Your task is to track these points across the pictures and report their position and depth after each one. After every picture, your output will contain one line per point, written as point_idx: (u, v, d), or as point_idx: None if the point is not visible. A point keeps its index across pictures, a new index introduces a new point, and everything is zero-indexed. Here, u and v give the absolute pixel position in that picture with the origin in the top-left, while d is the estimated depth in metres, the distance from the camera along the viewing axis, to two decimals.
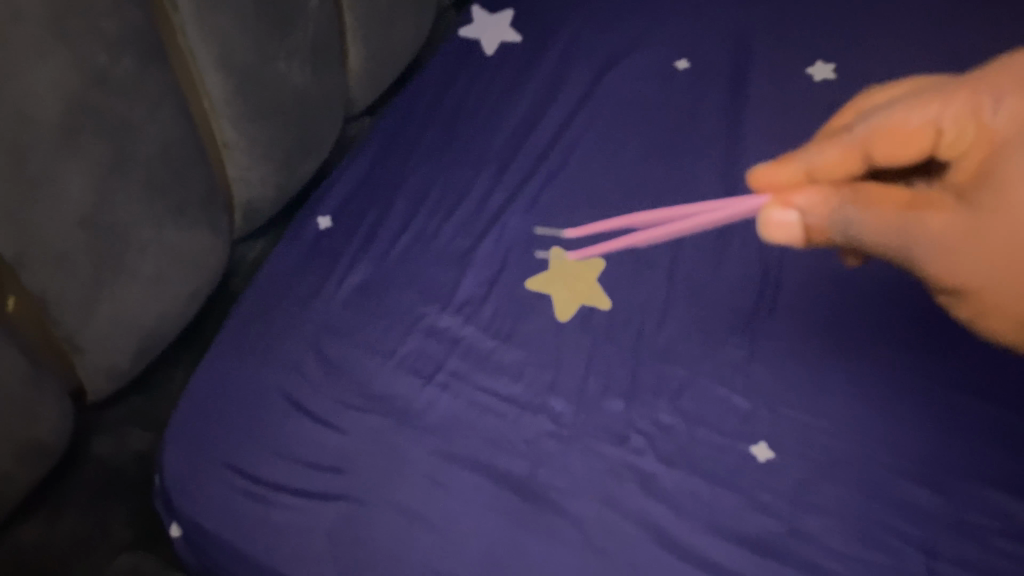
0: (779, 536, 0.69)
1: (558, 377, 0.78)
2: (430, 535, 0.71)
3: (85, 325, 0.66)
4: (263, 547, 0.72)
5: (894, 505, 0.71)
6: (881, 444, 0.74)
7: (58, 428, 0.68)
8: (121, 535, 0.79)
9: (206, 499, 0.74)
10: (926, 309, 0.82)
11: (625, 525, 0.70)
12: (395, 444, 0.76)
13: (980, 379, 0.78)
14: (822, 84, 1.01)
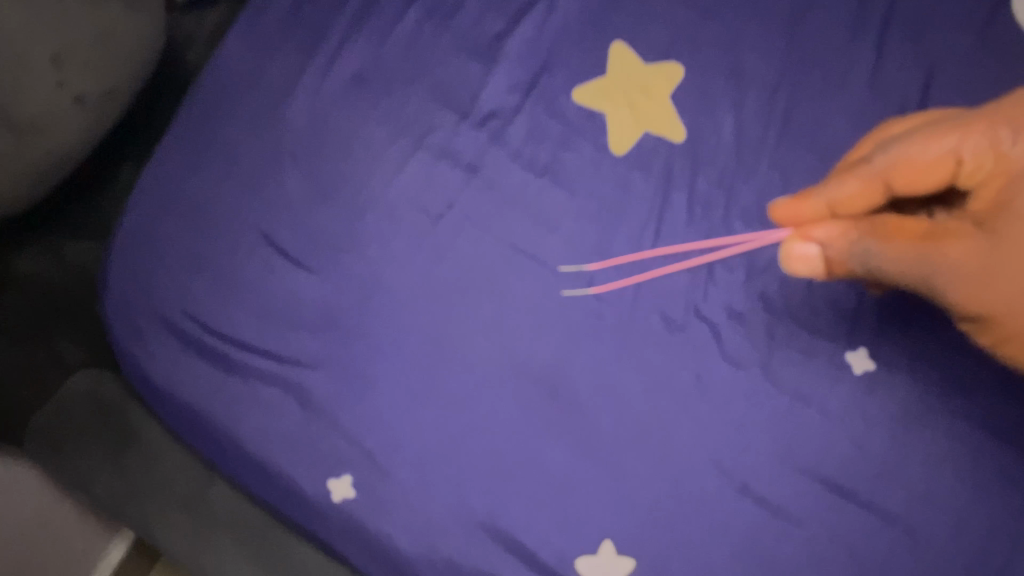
0: (867, 480, 0.61)
1: (605, 238, 0.70)
2: (439, 430, 0.64)
3: None
4: (227, 414, 0.66)
5: (985, 456, 0.61)
6: (991, 373, 0.63)
7: None
8: (74, 355, 0.78)
9: (164, 353, 0.69)
10: None
11: (660, 413, 0.63)
12: (392, 301, 0.67)
13: None
14: None
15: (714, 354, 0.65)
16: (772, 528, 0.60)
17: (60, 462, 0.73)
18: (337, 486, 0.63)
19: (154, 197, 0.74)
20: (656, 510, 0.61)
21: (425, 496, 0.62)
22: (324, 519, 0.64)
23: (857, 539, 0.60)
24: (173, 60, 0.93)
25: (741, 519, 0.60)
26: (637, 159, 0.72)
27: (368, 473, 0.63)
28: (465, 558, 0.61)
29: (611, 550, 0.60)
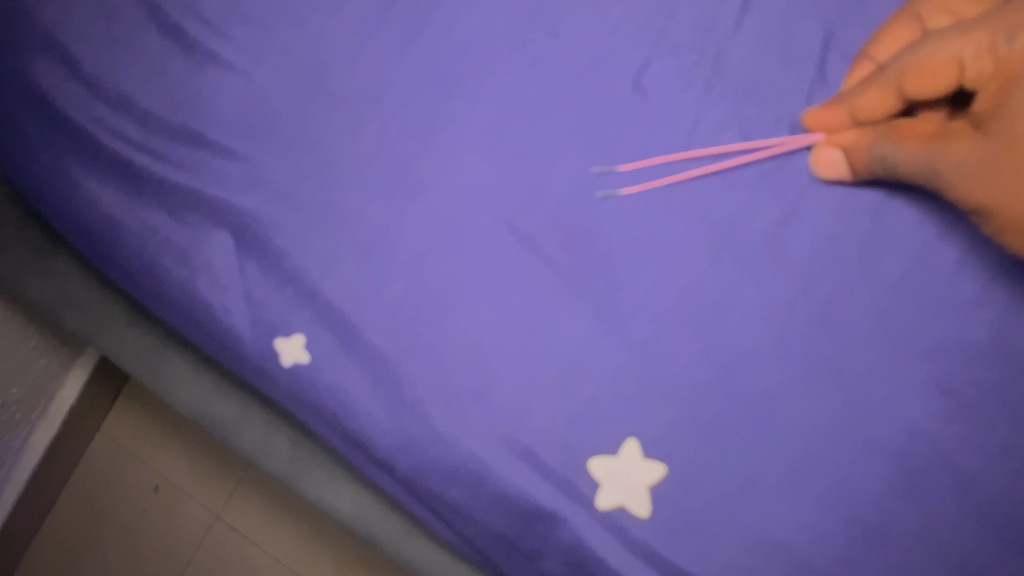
0: (1000, 378, 0.44)
1: (668, 11, 0.51)
2: (417, 278, 0.46)
3: None
4: (139, 243, 0.49)
5: None
6: None
7: None
8: None
9: (51, 160, 0.51)
10: None
11: (726, 279, 0.46)
12: (366, 100, 0.49)
13: None
14: None
15: (811, 196, 0.47)
16: (865, 437, 0.44)
17: None
18: (286, 349, 0.47)
19: None
20: (709, 404, 0.44)
21: (394, 368, 0.46)
22: (270, 385, 0.49)
23: (983, 459, 0.43)
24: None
25: (821, 421, 0.44)
26: None
27: (320, 329, 0.47)
28: (442, 449, 0.45)
29: (636, 452, 0.44)
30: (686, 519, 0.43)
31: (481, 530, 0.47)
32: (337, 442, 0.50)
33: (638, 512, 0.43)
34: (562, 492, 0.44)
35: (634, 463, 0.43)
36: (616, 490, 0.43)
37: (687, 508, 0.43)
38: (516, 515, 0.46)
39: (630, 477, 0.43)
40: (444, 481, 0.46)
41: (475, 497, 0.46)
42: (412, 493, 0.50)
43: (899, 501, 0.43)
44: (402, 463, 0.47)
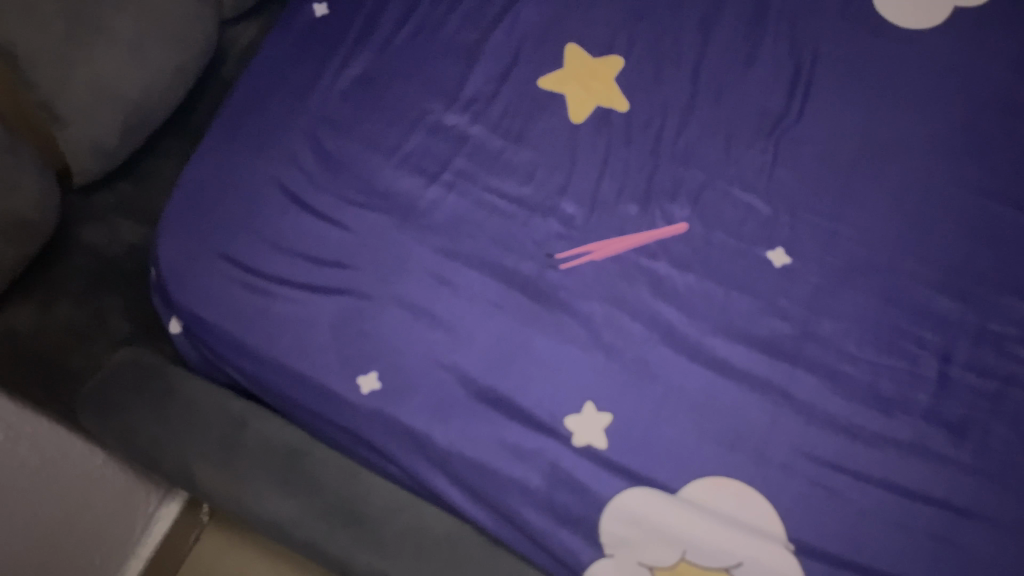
0: (791, 341, 0.76)
1: (571, 181, 0.86)
2: (446, 331, 0.79)
3: (61, 94, 0.71)
4: (267, 338, 0.81)
5: (880, 326, 0.77)
6: (873, 266, 0.80)
7: (42, 211, 0.72)
8: (120, 328, 0.94)
9: (207, 287, 0.84)
10: (935, 150, 0.86)
11: (627, 309, 0.79)
12: (399, 242, 0.84)
13: (978, 247, 0.81)
14: None
15: (666, 260, 0.81)
16: (724, 384, 0.74)
17: (107, 418, 0.88)
18: (366, 381, 0.78)
19: (195, 170, 0.90)
20: (625, 374, 0.75)
21: (436, 383, 0.77)
22: (352, 409, 0.78)
23: (791, 387, 0.74)
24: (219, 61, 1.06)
25: (699, 378, 0.75)
26: (595, 124, 0.90)
27: (389, 370, 0.78)
28: (471, 425, 0.75)
29: (592, 409, 0.74)
30: (619, 440, 0.73)
31: (496, 480, 0.73)
32: (393, 445, 0.77)
33: (599, 445, 0.72)
34: (548, 438, 0.74)
35: (592, 416, 0.74)
36: (585, 434, 0.73)
37: (624, 435, 0.73)
38: (522, 458, 0.73)
39: (591, 423, 0.73)
40: (472, 446, 0.74)
41: (493, 452, 0.74)
42: (448, 475, 0.76)
43: (746, 414, 0.73)
44: (444, 441, 0.75)
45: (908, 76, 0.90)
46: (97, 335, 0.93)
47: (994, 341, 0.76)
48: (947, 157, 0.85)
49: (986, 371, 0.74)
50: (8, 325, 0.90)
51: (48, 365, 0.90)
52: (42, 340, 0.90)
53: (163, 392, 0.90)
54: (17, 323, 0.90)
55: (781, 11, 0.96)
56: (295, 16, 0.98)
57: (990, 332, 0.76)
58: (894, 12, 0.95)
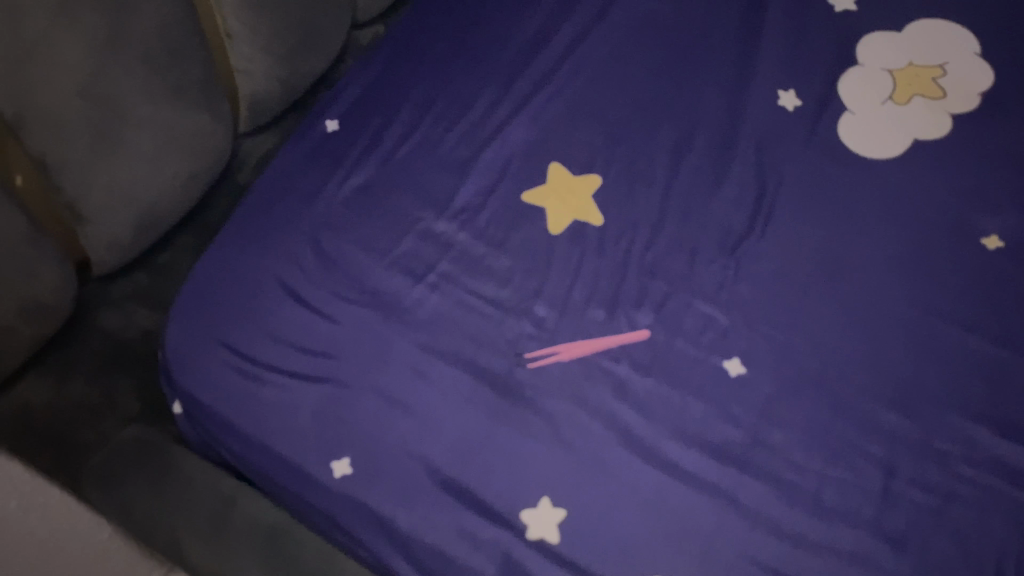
0: (741, 447, 0.80)
1: (545, 287, 0.93)
2: (418, 424, 0.84)
3: (82, 199, 0.82)
4: (254, 422, 0.88)
5: (828, 438, 0.80)
6: (825, 378, 0.84)
7: (55, 297, 0.82)
8: (128, 407, 0.99)
9: (206, 371, 0.91)
10: (891, 271, 0.91)
11: (589, 408, 0.83)
12: (383, 336, 0.90)
13: (929, 363, 0.84)
14: (833, 75, 1.09)
15: (628, 365, 0.86)
16: (674, 483, 0.78)
17: (107, 491, 0.92)
18: (338, 465, 0.83)
19: (206, 264, 0.98)
20: (582, 471, 0.80)
21: (405, 472, 0.82)
22: (325, 491, 0.83)
23: (740, 491, 0.78)
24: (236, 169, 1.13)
25: (652, 477, 0.79)
26: (571, 236, 0.97)
27: (362, 456, 0.83)
28: (433, 513, 0.79)
29: (548, 504, 0.78)
30: (572, 535, 0.76)
31: (453, 567, 0.77)
32: (362, 530, 0.81)
33: (552, 540, 0.76)
34: (503, 529, 0.78)
35: (548, 511, 0.78)
36: (539, 528, 0.77)
37: (577, 531, 0.77)
38: (478, 547, 0.77)
39: (545, 518, 0.77)
40: (432, 533, 0.78)
41: (450, 540, 0.78)
42: (409, 560, 0.80)
43: (694, 515, 0.77)
44: (406, 525, 0.79)
45: (866, 201, 0.97)
46: (106, 413, 0.98)
47: (939, 456, 0.78)
48: (901, 276, 0.90)
49: (929, 484, 0.77)
50: (25, 401, 0.97)
51: (61, 440, 0.96)
52: (58, 417, 0.97)
53: (161, 466, 0.94)
54: (35, 399, 0.97)
55: (750, 139, 1.04)
56: (310, 130, 1.09)
57: (935, 448, 0.79)
58: (855, 142, 1.02)
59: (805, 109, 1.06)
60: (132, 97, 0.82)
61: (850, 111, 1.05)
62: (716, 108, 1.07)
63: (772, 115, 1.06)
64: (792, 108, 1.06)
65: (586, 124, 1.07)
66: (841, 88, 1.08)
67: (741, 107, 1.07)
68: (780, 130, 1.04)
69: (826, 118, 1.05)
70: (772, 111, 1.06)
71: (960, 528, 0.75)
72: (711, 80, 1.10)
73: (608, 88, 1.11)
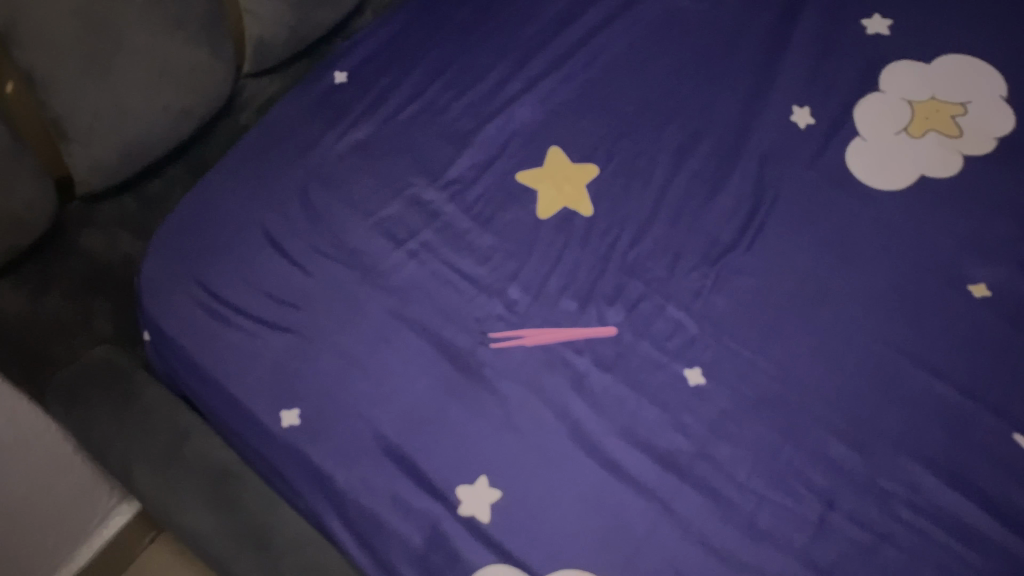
0: (687, 457, 0.80)
1: (522, 270, 0.93)
2: (372, 387, 0.85)
3: (69, 119, 0.81)
4: (214, 361, 0.89)
5: (775, 461, 0.80)
6: (783, 402, 0.83)
7: (33, 213, 0.82)
8: (102, 328, 1.02)
9: (175, 306, 0.92)
10: (871, 304, 0.90)
11: (543, 396, 0.84)
12: (354, 296, 0.91)
13: (891, 403, 0.83)
14: (851, 99, 1.07)
15: (590, 359, 0.86)
16: (613, 483, 0.78)
17: (71, 408, 0.96)
18: (288, 415, 0.84)
19: (193, 200, 0.99)
20: (525, 457, 0.80)
21: (351, 432, 0.83)
22: (273, 440, 0.84)
23: (676, 501, 0.77)
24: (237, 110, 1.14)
25: (592, 474, 0.79)
26: (557, 223, 0.97)
27: (313, 410, 0.84)
28: (373, 477, 0.80)
29: (484, 483, 0.78)
30: (503, 517, 0.77)
31: (384, 533, 0.78)
32: (304, 484, 0.83)
33: (482, 519, 0.76)
34: (438, 502, 0.78)
35: (484, 490, 0.78)
36: (472, 504, 0.77)
37: (509, 514, 0.77)
38: (410, 516, 0.78)
39: (480, 497, 0.78)
40: (368, 496, 0.79)
41: (384, 506, 0.79)
42: (343, 518, 0.81)
43: (627, 517, 0.77)
44: (344, 484, 0.80)
45: (859, 230, 0.95)
46: (80, 330, 1.00)
47: (881, 495, 0.78)
48: (879, 311, 0.89)
49: (866, 522, 0.76)
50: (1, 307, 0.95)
51: (31, 351, 0.96)
52: (32, 328, 0.97)
53: (125, 392, 0.97)
54: (11, 306, 0.96)
55: (754, 152, 1.03)
56: (317, 80, 1.09)
57: (879, 489, 0.78)
58: (860, 169, 1.01)
59: (817, 129, 1.04)
60: (129, 22, 0.82)
61: (862, 137, 1.03)
62: (726, 115, 1.06)
63: (783, 130, 1.04)
64: (804, 126, 1.05)
65: (594, 113, 1.06)
66: (857, 112, 1.05)
67: (752, 117, 1.06)
68: (787, 147, 1.03)
69: (835, 141, 1.03)
70: (782, 126, 1.05)
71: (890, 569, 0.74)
72: (726, 87, 1.08)
73: (622, 80, 1.09)
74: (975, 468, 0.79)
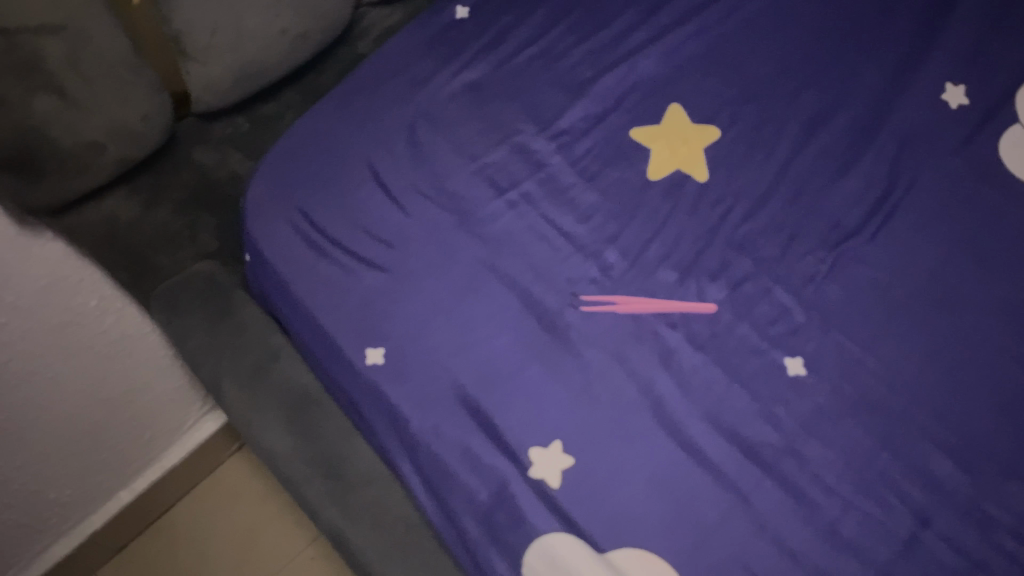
0: (773, 451, 0.75)
1: (623, 233, 0.89)
2: (456, 335, 0.84)
3: (189, 34, 0.80)
4: (306, 290, 0.89)
5: (870, 470, 0.74)
6: (889, 407, 0.77)
7: (146, 129, 0.80)
8: (207, 242, 1.06)
9: (274, 231, 0.93)
10: (1005, 314, 0.81)
11: (629, 368, 0.80)
12: (447, 242, 0.89)
13: (1012, 425, 0.75)
14: (1017, 80, 0.95)
15: (683, 335, 0.82)
16: (690, 468, 0.75)
17: (172, 316, 1.02)
18: (372, 353, 0.85)
19: (302, 127, 0.99)
20: (601, 428, 0.77)
21: (431, 378, 0.82)
22: (354, 376, 0.85)
23: (756, 495, 0.73)
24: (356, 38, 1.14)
25: (668, 456, 0.76)
26: (666, 187, 0.92)
27: (396, 351, 0.84)
28: (447, 426, 0.80)
29: (558, 448, 0.76)
30: (572, 486, 0.75)
31: (452, 484, 0.78)
32: (381, 423, 0.84)
33: (552, 484, 0.75)
34: (508, 460, 0.77)
35: (555, 457, 0.76)
36: (543, 469, 0.76)
37: (578, 485, 0.75)
38: (479, 471, 0.77)
39: (550, 462, 0.76)
40: (439, 444, 0.79)
41: (454, 457, 0.78)
42: (412, 460, 0.82)
43: (701, 506, 0.73)
44: (417, 430, 0.80)
45: (1003, 229, 0.86)
46: (186, 244, 1.04)
47: (984, 523, 0.71)
48: (1014, 323, 0.81)
49: (962, 548, 0.70)
50: (112, 213, 0.97)
51: (138, 259, 1.01)
52: (141, 237, 1.00)
53: (222, 308, 1.03)
54: (123, 213, 0.98)
55: (896, 130, 0.93)
56: (438, 13, 1.06)
57: (982, 514, 0.72)
58: (1015, 160, 0.90)
59: (971, 110, 0.94)
60: None
61: (1022, 124, 0.93)
62: (867, 87, 0.97)
63: (932, 108, 0.94)
64: (956, 106, 0.94)
65: (722, 72, 0.99)
66: (1021, 97, 0.94)
67: (898, 91, 0.96)
68: (934, 129, 0.93)
69: (991, 127, 0.93)
70: (932, 104, 0.95)
71: None
72: (873, 55, 0.99)
73: (758, 38, 1.01)
74: None
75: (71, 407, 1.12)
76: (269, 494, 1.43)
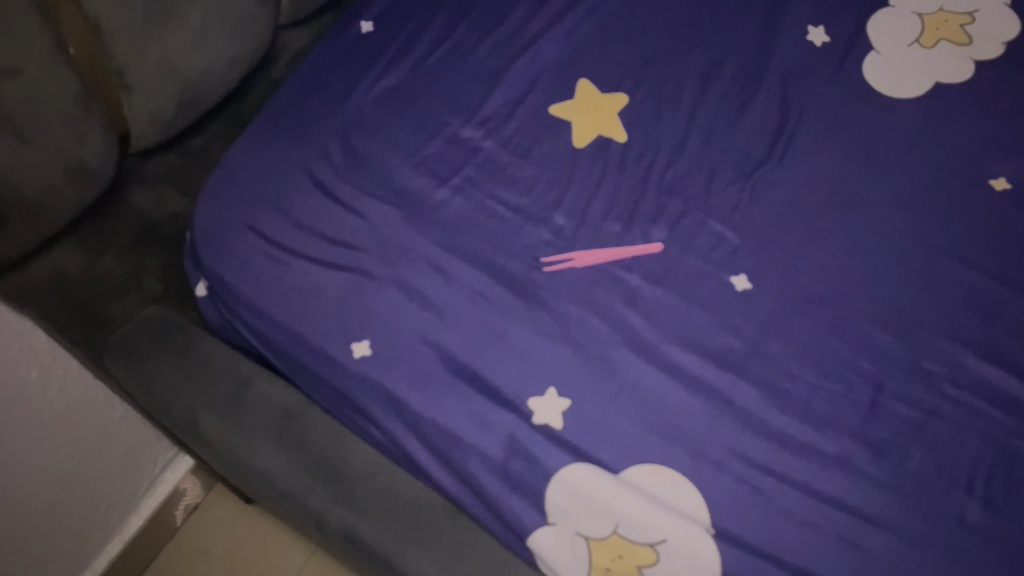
0: (740, 355, 0.84)
1: (565, 197, 0.97)
2: (434, 313, 0.89)
3: (132, 68, 0.86)
4: (278, 303, 0.92)
5: (825, 354, 0.84)
6: (827, 300, 0.88)
7: (100, 162, 0.86)
8: (152, 287, 1.04)
9: (235, 253, 0.95)
10: (901, 206, 0.94)
11: (599, 311, 0.88)
12: (404, 233, 0.94)
13: (928, 295, 0.88)
14: (865, 13, 1.10)
15: (640, 274, 0.90)
16: (675, 386, 0.83)
17: (131, 366, 0.97)
18: (358, 347, 0.88)
19: (236, 153, 1.02)
20: (588, 366, 0.84)
21: (420, 356, 0.87)
22: (343, 371, 0.88)
23: (736, 395, 0.82)
24: (270, 63, 1.17)
25: (652, 379, 0.83)
26: (593, 151, 1.00)
27: (380, 340, 0.88)
28: (446, 397, 0.84)
29: (553, 394, 0.82)
30: (576, 423, 0.81)
31: (463, 447, 0.82)
32: (377, 407, 0.86)
33: (554, 426, 0.81)
34: (511, 414, 0.83)
35: (553, 401, 0.82)
36: (544, 414, 0.81)
37: (580, 420, 0.81)
38: (487, 428, 0.82)
39: (550, 406, 0.82)
40: (444, 414, 0.83)
41: (459, 423, 0.83)
42: (418, 436, 0.85)
43: (693, 415, 0.81)
44: (418, 406, 0.84)
45: (883, 137, 0.99)
46: (131, 289, 1.02)
47: (926, 378, 0.82)
48: (910, 211, 0.93)
49: (913, 401, 0.81)
50: (58, 268, 0.97)
51: (86, 308, 0.99)
52: (86, 286, 0.99)
53: (183, 344, 0.99)
54: (69, 266, 0.97)
55: (777, 70, 1.06)
56: (345, 30, 1.13)
57: (923, 370, 0.83)
58: (878, 81, 1.04)
59: (833, 44, 1.08)
60: None
61: (876, 51, 1.07)
62: (744, 39, 1.09)
63: (802, 46, 1.08)
64: (820, 44, 1.08)
65: (618, 45, 1.09)
66: (870, 28, 1.09)
67: (771, 38, 1.09)
68: (807, 65, 1.06)
69: (852, 56, 1.07)
70: (801, 44, 1.08)
71: (941, 442, 0.79)
72: (743, 11, 1.12)
73: (642, 11, 1.13)
74: (1011, 347, 0.84)
75: (23, 486, 1.09)
76: (243, 535, 1.40)
